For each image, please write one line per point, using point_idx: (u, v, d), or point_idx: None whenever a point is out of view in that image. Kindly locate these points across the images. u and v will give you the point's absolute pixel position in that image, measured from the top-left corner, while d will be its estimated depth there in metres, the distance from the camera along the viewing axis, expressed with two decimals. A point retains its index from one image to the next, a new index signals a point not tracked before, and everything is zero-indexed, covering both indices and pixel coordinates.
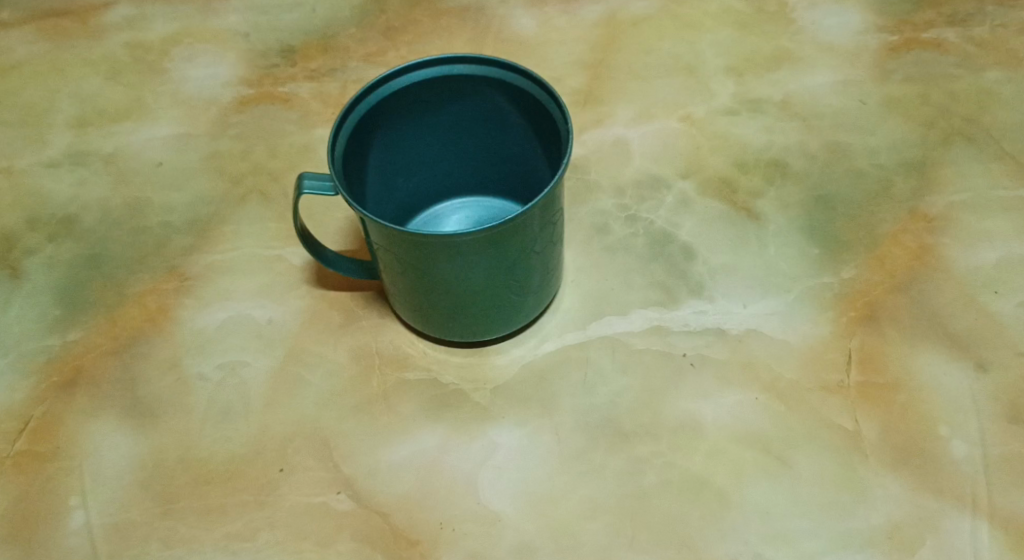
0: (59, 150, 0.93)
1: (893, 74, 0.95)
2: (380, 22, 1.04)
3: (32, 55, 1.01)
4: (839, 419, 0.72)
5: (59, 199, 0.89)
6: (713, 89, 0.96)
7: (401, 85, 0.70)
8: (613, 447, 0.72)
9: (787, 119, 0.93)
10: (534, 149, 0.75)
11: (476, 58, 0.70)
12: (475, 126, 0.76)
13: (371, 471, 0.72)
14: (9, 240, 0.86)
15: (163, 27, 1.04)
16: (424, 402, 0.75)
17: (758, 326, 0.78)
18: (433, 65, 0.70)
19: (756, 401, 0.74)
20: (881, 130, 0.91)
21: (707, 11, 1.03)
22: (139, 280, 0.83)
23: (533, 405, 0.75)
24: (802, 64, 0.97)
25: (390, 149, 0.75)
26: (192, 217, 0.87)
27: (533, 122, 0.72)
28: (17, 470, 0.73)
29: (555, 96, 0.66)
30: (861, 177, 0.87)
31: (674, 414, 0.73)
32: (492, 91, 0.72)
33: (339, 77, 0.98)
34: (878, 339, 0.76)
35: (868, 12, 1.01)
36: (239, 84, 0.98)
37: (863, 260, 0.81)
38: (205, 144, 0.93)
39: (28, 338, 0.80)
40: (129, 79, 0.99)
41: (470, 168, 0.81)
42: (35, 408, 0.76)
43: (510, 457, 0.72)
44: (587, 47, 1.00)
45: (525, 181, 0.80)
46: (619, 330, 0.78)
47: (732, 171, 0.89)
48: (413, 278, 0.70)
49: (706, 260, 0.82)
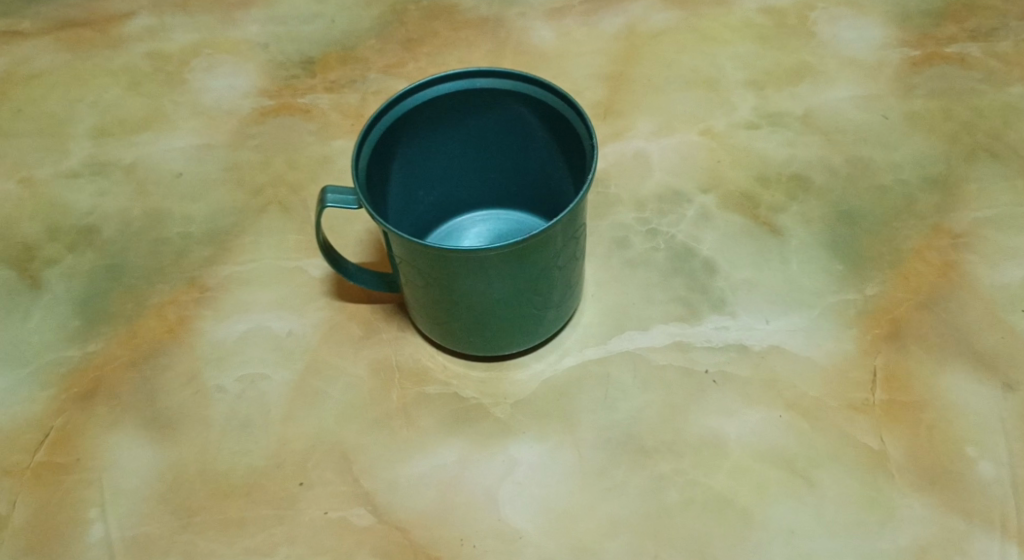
0: (79, 161, 0.93)
1: (916, 88, 0.94)
2: (400, 34, 1.04)
3: (52, 65, 1.02)
4: (864, 438, 0.71)
5: (79, 210, 0.89)
6: (734, 102, 0.96)
7: (425, 98, 0.70)
8: (635, 464, 0.71)
9: (809, 133, 0.92)
10: (557, 162, 0.75)
11: (501, 72, 0.70)
12: (498, 139, 0.76)
13: (391, 485, 0.71)
14: (29, 249, 0.86)
15: (183, 37, 1.04)
16: (444, 416, 0.75)
17: (781, 342, 0.77)
18: (457, 78, 0.70)
19: (780, 419, 0.73)
20: (904, 145, 0.90)
21: (727, 24, 1.03)
22: (158, 292, 0.83)
23: (554, 420, 0.74)
24: (824, 78, 0.97)
25: (412, 162, 0.75)
26: (211, 228, 0.87)
27: (557, 135, 0.72)
28: (36, 482, 0.72)
29: (581, 110, 0.66)
30: (884, 192, 0.87)
31: (697, 432, 0.73)
32: (516, 105, 0.72)
33: (358, 89, 0.98)
34: (903, 357, 0.75)
35: (890, 26, 1.00)
36: (259, 95, 0.98)
37: (887, 277, 0.80)
38: (225, 154, 0.93)
39: (48, 349, 0.79)
40: (149, 90, 0.99)
41: (492, 181, 0.81)
42: (54, 419, 0.76)
43: (530, 473, 0.71)
44: (607, 59, 1.00)
45: (546, 195, 0.80)
46: (640, 345, 0.78)
47: (754, 186, 0.88)
48: (435, 292, 0.69)
49: (728, 275, 0.82)
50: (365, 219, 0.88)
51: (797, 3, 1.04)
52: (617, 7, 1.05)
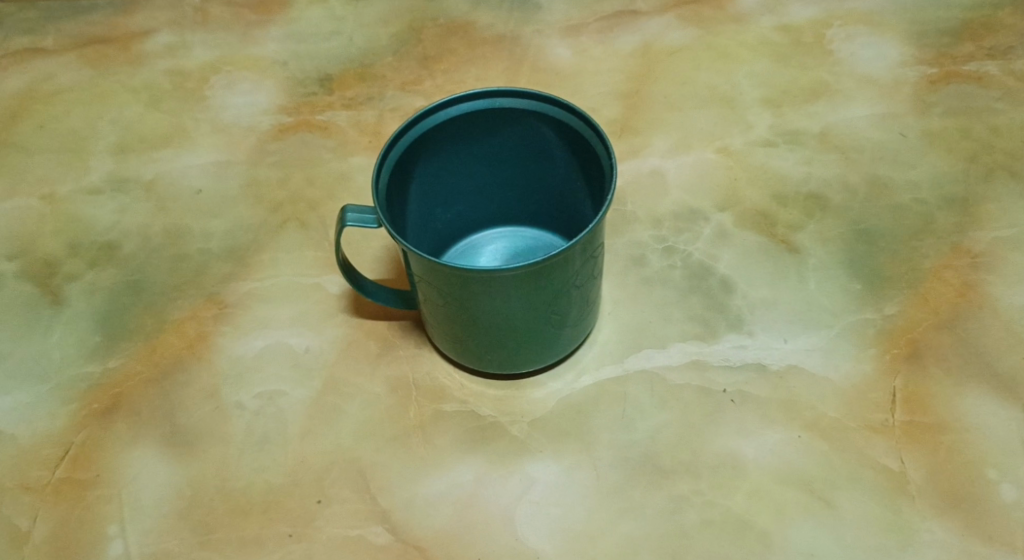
0: (101, 177, 0.94)
1: (934, 107, 0.94)
2: (417, 51, 1.05)
3: (74, 82, 1.03)
4: (884, 460, 0.71)
5: (100, 226, 0.90)
6: (750, 120, 0.96)
7: (445, 117, 0.71)
8: (652, 485, 0.71)
9: (826, 151, 0.92)
10: (575, 181, 0.75)
11: (522, 92, 0.70)
12: (517, 158, 0.76)
13: (408, 504, 0.71)
14: (50, 265, 0.87)
15: (203, 55, 1.05)
16: (461, 434, 0.75)
17: (799, 362, 0.77)
18: (478, 98, 0.71)
19: (798, 440, 0.73)
20: (922, 164, 0.90)
21: (743, 42, 1.03)
22: (178, 308, 0.83)
23: (572, 440, 0.74)
24: (840, 97, 0.97)
25: (431, 180, 0.75)
26: (230, 245, 0.88)
27: (576, 155, 0.72)
28: (56, 498, 0.73)
29: (601, 130, 0.66)
30: (902, 212, 0.86)
31: (715, 452, 0.72)
32: (536, 124, 0.72)
33: (376, 106, 0.99)
34: (922, 378, 0.75)
35: (907, 45, 1.00)
36: (277, 112, 0.99)
37: (906, 296, 0.80)
38: (244, 171, 0.94)
39: (69, 365, 0.80)
40: (169, 106, 1.00)
41: (510, 199, 0.81)
42: (75, 435, 0.76)
43: (547, 492, 0.71)
44: (623, 77, 1.00)
45: (565, 213, 0.80)
46: (657, 364, 0.78)
47: (771, 204, 0.88)
48: (453, 310, 0.70)
49: (745, 294, 0.82)
50: (382, 236, 0.88)
51: (813, 20, 1.04)
52: (633, 25, 1.05)
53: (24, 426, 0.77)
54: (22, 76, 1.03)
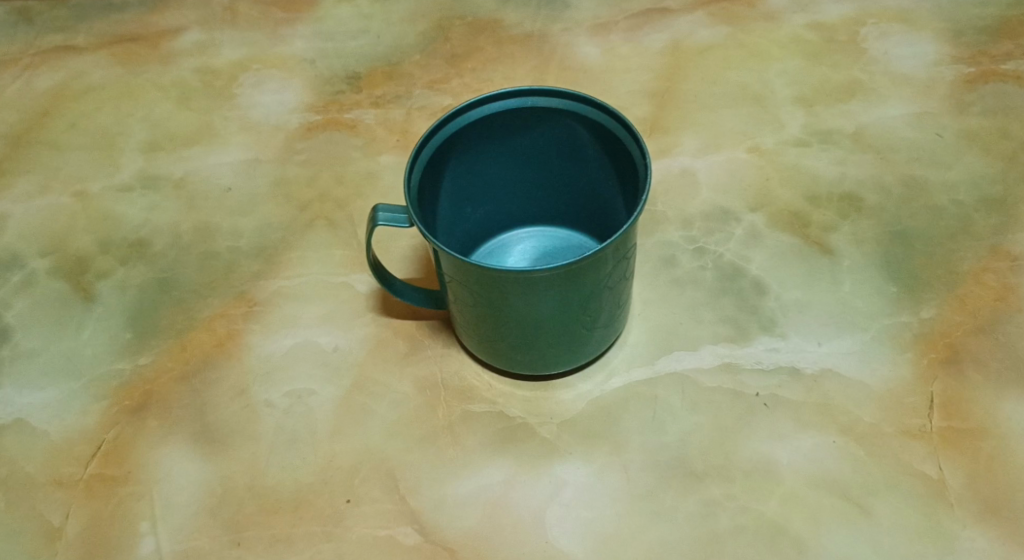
0: (131, 174, 0.95)
1: (971, 106, 0.93)
2: (445, 49, 1.04)
3: (105, 79, 1.03)
4: (921, 466, 0.70)
5: (131, 223, 0.91)
6: (783, 120, 0.94)
7: (478, 116, 0.70)
8: (684, 489, 0.71)
9: (860, 151, 0.91)
10: (608, 182, 0.75)
11: (555, 91, 0.70)
12: (550, 156, 0.76)
13: (437, 504, 0.71)
14: (81, 262, 0.88)
15: (232, 53, 1.05)
16: (490, 435, 0.74)
17: (833, 366, 0.76)
18: (510, 97, 0.70)
19: (833, 444, 0.72)
20: (959, 164, 0.88)
21: (775, 40, 1.02)
22: (208, 306, 0.84)
23: (601, 442, 0.73)
24: (875, 96, 0.95)
25: (461, 179, 0.75)
26: (260, 243, 0.88)
27: (610, 155, 0.71)
28: (89, 494, 0.73)
29: (637, 131, 0.66)
30: (939, 213, 0.85)
31: (748, 456, 0.72)
32: (569, 124, 0.72)
33: (404, 104, 0.99)
34: (960, 383, 0.74)
35: (943, 43, 0.99)
36: (306, 110, 0.99)
37: (943, 299, 0.79)
38: (273, 169, 0.94)
39: (100, 362, 0.81)
40: (198, 105, 1.00)
41: (539, 199, 0.81)
42: (106, 432, 0.76)
43: (578, 495, 0.71)
44: (652, 75, 0.99)
45: (596, 213, 0.79)
46: (688, 366, 0.77)
47: (804, 204, 0.87)
48: (483, 310, 0.69)
49: (778, 295, 0.81)
50: (411, 235, 0.88)
51: (846, 18, 1.03)
52: (663, 23, 1.04)
53: (56, 422, 0.77)
54: (54, 74, 1.04)
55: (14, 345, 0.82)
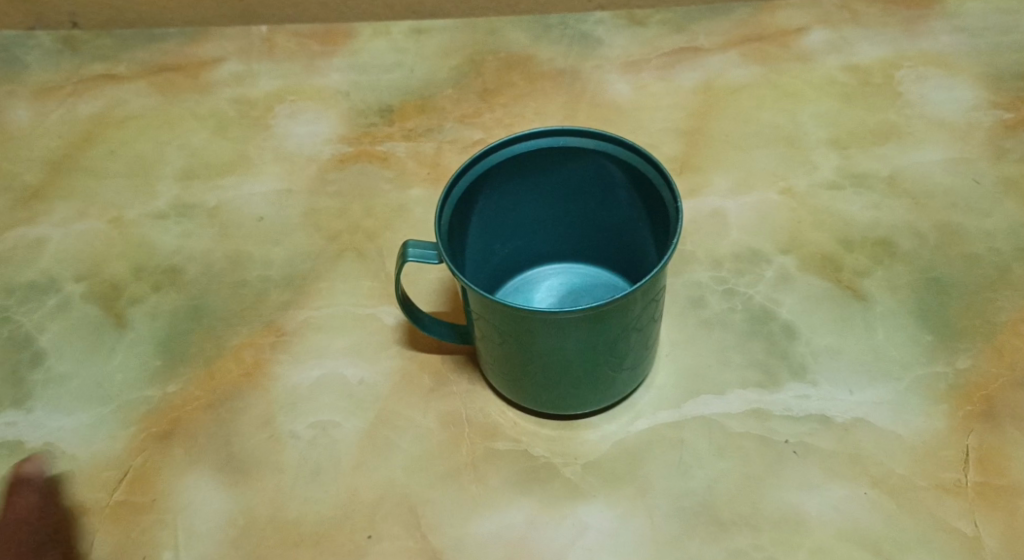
0: (167, 202, 0.96)
1: (1009, 152, 0.92)
2: (477, 84, 1.05)
3: (145, 108, 1.05)
4: (956, 522, 0.69)
5: (164, 250, 0.92)
6: (815, 161, 0.94)
7: (510, 154, 0.71)
8: (710, 536, 0.69)
9: (894, 196, 0.90)
10: (639, 223, 0.74)
11: (588, 131, 0.70)
12: (581, 194, 0.76)
13: (458, 543, 0.70)
14: (115, 288, 0.89)
15: (269, 83, 1.07)
16: (513, 475, 0.74)
17: (864, 415, 0.75)
18: (542, 136, 0.70)
19: (864, 496, 0.70)
20: (996, 211, 0.87)
21: (809, 81, 1.01)
22: (237, 334, 0.84)
23: (626, 486, 0.72)
24: (910, 140, 0.94)
25: (491, 215, 0.75)
26: (289, 272, 0.89)
27: (642, 196, 0.71)
28: (113, 520, 0.73)
29: (669, 176, 0.66)
30: (976, 261, 0.84)
31: (776, 506, 0.70)
32: (601, 164, 0.72)
33: (436, 137, 1.00)
34: (996, 437, 0.73)
35: (981, 88, 0.98)
36: (339, 142, 1.00)
37: (980, 350, 0.78)
38: (305, 200, 0.95)
39: (130, 388, 0.81)
40: (234, 134, 1.02)
41: (568, 236, 0.81)
42: (134, 458, 0.77)
43: (601, 539, 0.70)
44: (684, 113, 0.99)
45: (625, 252, 0.79)
46: (715, 410, 0.76)
47: (836, 248, 0.86)
48: (508, 348, 0.69)
49: (809, 341, 0.80)
50: (439, 268, 0.88)
51: (882, 61, 1.02)
52: (695, 62, 1.04)
53: (84, 447, 0.78)
54: (96, 101, 1.06)
55: (46, 369, 0.83)
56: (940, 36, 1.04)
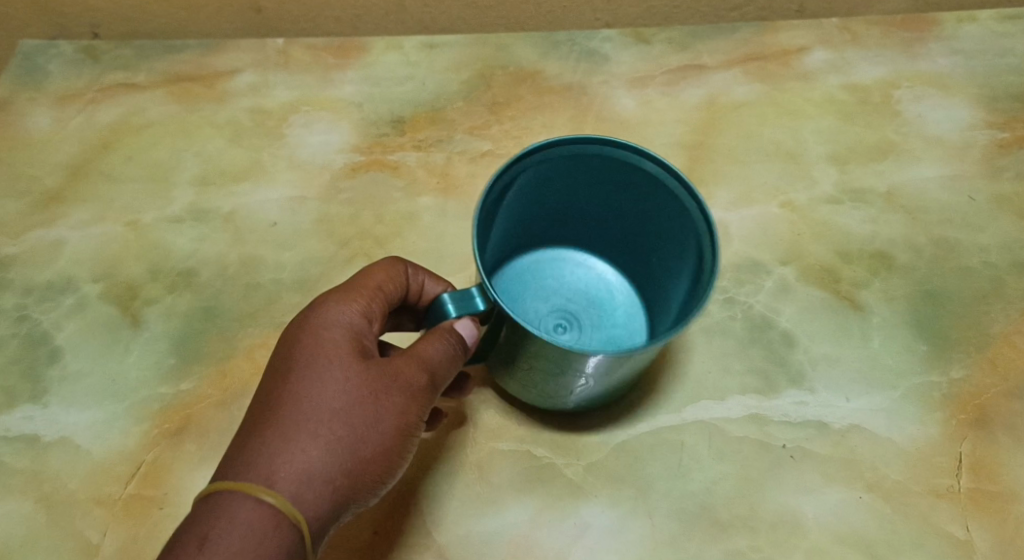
0: (183, 207, 0.98)
1: (1004, 171, 0.95)
2: (486, 97, 1.07)
3: (162, 116, 1.07)
4: (949, 527, 0.73)
5: (180, 254, 0.94)
6: (815, 176, 0.96)
7: (564, 148, 0.74)
8: (710, 537, 0.72)
9: (892, 211, 0.92)
10: (665, 244, 0.79)
11: (643, 150, 0.73)
12: (616, 200, 0.80)
13: (462, 541, 0.73)
14: (131, 289, 0.91)
15: (285, 94, 1.08)
16: (517, 475, 0.76)
17: (861, 422, 0.77)
18: (602, 141, 0.74)
19: (859, 501, 0.74)
20: (991, 228, 0.90)
21: (809, 99, 1.04)
22: (249, 335, 0.88)
23: (627, 486, 0.75)
24: (908, 156, 0.97)
25: (528, 200, 0.79)
26: (301, 277, 0.92)
27: (677, 222, 0.76)
28: (126, 513, 0.78)
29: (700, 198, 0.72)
30: (970, 274, 0.87)
31: (775, 509, 0.73)
32: (626, 170, 0.76)
33: (445, 148, 1.03)
34: (989, 445, 0.76)
35: (976, 108, 1.01)
36: (351, 150, 1.03)
37: (974, 361, 0.81)
38: (318, 207, 0.98)
39: (144, 385, 0.84)
40: (249, 142, 1.04)
41: (592, 231, 0.86)
42: (146, 453, 0.81)
43: (603, 538, 0.73)
44: (687, 128, 1.02)
45: (643, 263, 0.84)
46: (716, 415, 0.78)
47: (836, 261, 0.88)
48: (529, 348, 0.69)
49: (808, 349, 0.82)
50: None
51: (882, 81, 1.05)
52: (700, 78, 1.06)
53: (99, 442, 0.81)
54: (114, 109, 1.07)
55: (62, 367, 0.85)
56: (937, 58, 1.06)
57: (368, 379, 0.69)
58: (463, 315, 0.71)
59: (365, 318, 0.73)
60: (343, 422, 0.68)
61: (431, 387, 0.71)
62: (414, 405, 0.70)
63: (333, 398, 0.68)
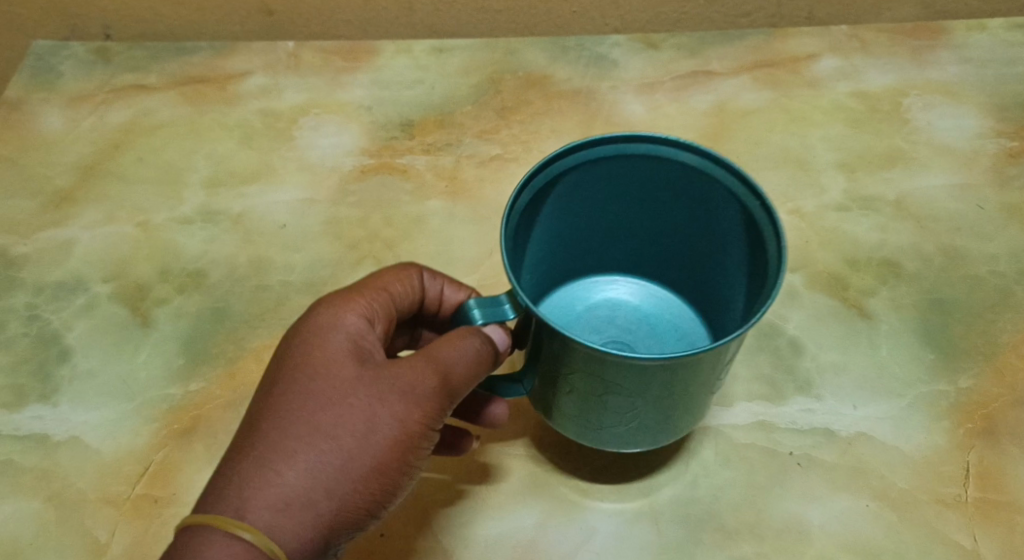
0: (193, 208, 0.99)
1: (1013, 179, 0.95)
2: (496, 101, 1.08)
3: (174, 117, 1.07)
4: (956, 535, 0.72)
5: (190, 255, 0.94)
6: (823, 184, 0.96)
7: (624, 150, 0.68)
8: (716, 543, 0.72)
9: (901, 219, 0.92)
10: (734, 256, 0.72)
11: (710, 153, 0.67)
12: (679, 210, 0.73)
13: (468, 543, 0.73)
14: (141, 289, 0.92)
15: (295, 97, 1.09)
16: (524, 479, 0.76)
17: (869, 430, 0.77)
18: (664, 143, 0.68)
19: (867, 509, 0.73)
20: (1000, 237, 0.90)
21: (818, 106, 1.04)
22: (258, 336, 0.88)
23: (633, 491, 0.75)
24: (916, 164, 0.97)
25: (582, 209, 0.74)
26: (310, 279, 0.92)
27: (749, 234, 0.68)
28: (134, 513, 0.78)
29: (769, 203, 0.64)
30: (979, 284, 0.87)
31: (781, 516, 0.73)
32: (692, 177, 0.70)
33: (453, 152, 1.03)
34: (996, 454, 0.76)
35: (985, 117, 1.01)
36: (360, 154, 1.03)
37: (982, 370, 0.81)
38: (326, 209, 0.98)
39: (153, 385, 0.85)
40: (259, 144, 1.04)
41: (655, 247, 0.79)
42: (154, 453, 0.81)
43: (608, 544, 0.72)
44: (696, 134, 1.02)
45: (708, 276, 0.77)
46: (722, 421, 0.78)
47: (844, 269, 0.88)
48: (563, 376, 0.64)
49: (815, 356, 0.82)
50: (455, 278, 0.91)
51: (891, 89, 1.05)
52: (709, 85, 1.07)
53: (108, 441, 0.81)
54: (125, 110, 1.08)
55: (72, 366, 0.86)
56: (947, 65, 1.06)
57: (366, 384, 0.64)
58: (489, 322, 0.66)
59: (365, 320, 0.68)
60: (334, 434, 0.62)
61: (436, 393, 0.64)
62: (416, 413, 0.64)
63: (324, 407, 0.63)
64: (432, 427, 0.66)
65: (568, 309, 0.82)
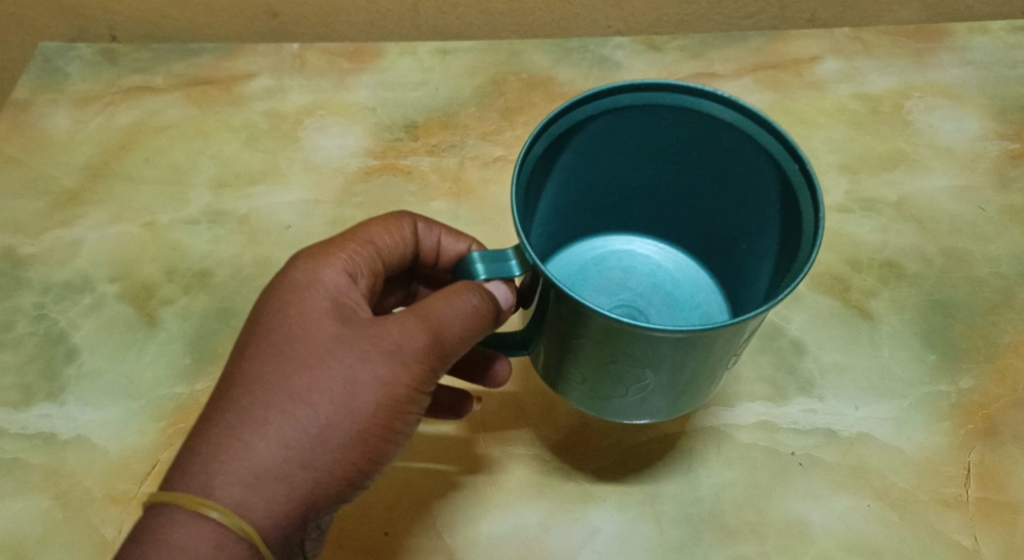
0: (199, 209, 1.00)
1: (1014, 181, 0.96)
2: (500, 103, 1.08)
3: (180, 118, 1.08)
4: (956, 535, 0.73)
5: (196, 255, 0.95)
6: (825, 186, 0.96)
7: (659, 101, 0.68)
8: (717, 543, 0.73)
9: (903, 221, 0.93)
10: (760, 218, 0.71)
11: (744, 109, 0.66)
12: (706, 168, 0.73)
13: (471, 541, 0.73)
14: (147, 289, 0.92)
15: (300, 98, 1.10)
16: (528, 478, 0.76)
17: (870, 430, 0.78)
18: (700, 97, 0.67)
19: (868, 509, 0.74)
20: (1001, 239, 0.91)
21: (821, 108, 1.04)
22: None
23: (636, 491, 0.75)
24: (918, 166, 0.98)
25: (605, 160, 0.73)
26: None
27: (782, 197, 0.67)
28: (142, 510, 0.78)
29: (812, 173, 0.63)
30: (980, 285, 0.87)
31: (783, 516, 0.74)
32: (721, 134, 0.69)
33: (457, 153, 1.04)
34: (997, 454, 0.77)
35: (987, 119, 1.02)
36: (364, 155, 1.04)
37: (983, 371, 0.81)
38: (332, 210, 0.99)
39: (160, 385, 0.85)
40: (264, 145, 1.05)
41: (677, 209, 0.79)
42: (162, 451, 0.82)
43: (611, 542, 0.73)
44: None
45: (730, 239, 0.77)
46: (726, 420, 0.79)
47: (846, 269, 0.89)
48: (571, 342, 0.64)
49: (817, 356, 0.82)
50: None
51: (893, 91, 1.05)
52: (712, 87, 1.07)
53: (115, 440, 0.82)
54: (131, 111, 1.09)
55: (79, 365, 0.87)
56: (950, 68, 1.07)
57: (350, 341, 0.64)
58: (493, 278, 0.66)
59: (346, 276, 0.68)
60: (316, 394, 0.62)
61: (420, 351, 0.64)
62: (399, 371, 0.64)
63: (304, 367, 0.63)
64: (423, 387, 0.65)
65: (581, 263, 0.82)
